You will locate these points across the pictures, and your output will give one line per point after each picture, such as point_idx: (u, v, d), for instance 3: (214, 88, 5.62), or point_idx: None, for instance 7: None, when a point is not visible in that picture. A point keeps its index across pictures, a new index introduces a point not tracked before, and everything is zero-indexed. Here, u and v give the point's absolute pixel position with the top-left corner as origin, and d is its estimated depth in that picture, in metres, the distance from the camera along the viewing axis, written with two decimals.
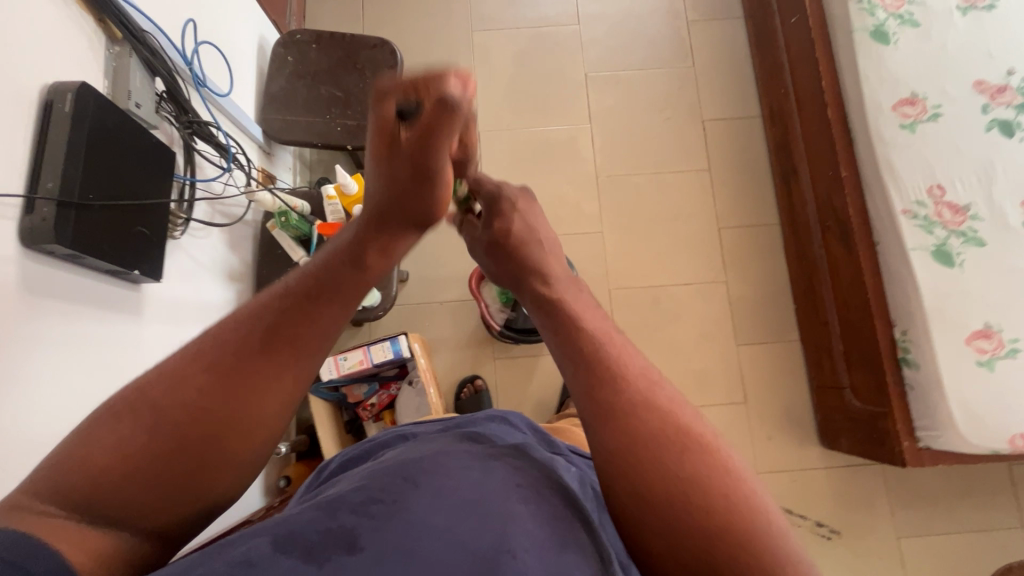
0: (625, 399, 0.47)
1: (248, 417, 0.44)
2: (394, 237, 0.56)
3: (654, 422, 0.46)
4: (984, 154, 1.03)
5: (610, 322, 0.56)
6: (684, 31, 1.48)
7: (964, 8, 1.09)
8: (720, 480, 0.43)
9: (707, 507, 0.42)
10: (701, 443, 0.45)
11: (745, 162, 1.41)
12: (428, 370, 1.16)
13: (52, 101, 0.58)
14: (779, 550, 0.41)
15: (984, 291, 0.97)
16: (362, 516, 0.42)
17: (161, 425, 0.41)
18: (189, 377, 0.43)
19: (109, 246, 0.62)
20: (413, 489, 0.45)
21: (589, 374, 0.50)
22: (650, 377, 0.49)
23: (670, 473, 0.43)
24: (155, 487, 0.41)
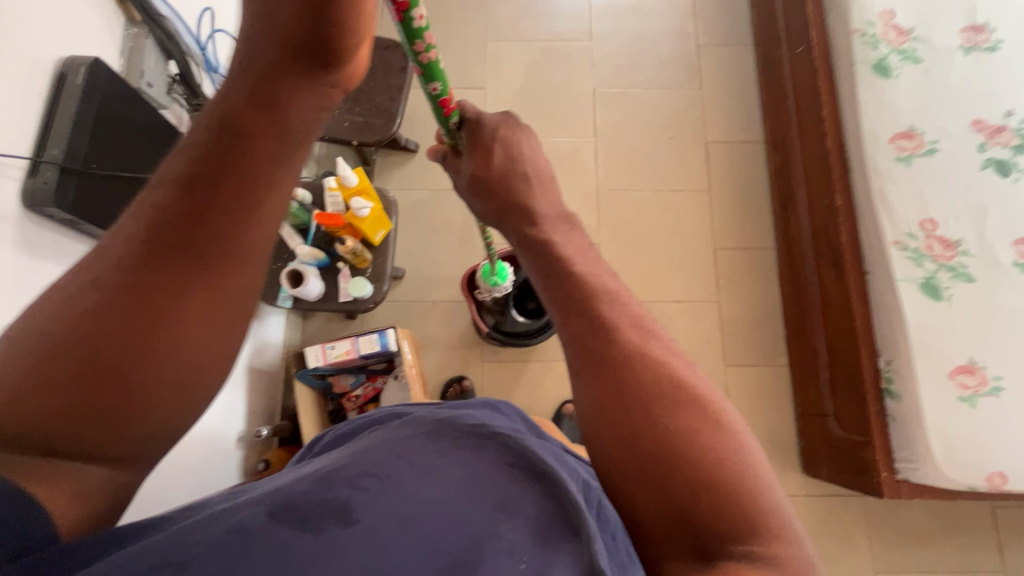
0: (617, 350, 0.46)
1: (166, 316, 0.38)
2: (279, 92, 0.42)
3: (646, 377, 0.44)
4: (978, 192, 1.03)
5: (605, 271, 0.53)
6: (693, 54, 1.51)
7: (966, 47, 1.10)
8: (710, 435, 0.42)
9: (696, 458, 0.41)
10: (692, 399, 0.44)
11: (745, 185, 1.43)
12: (415, 367, 1.17)
13: (66, 72, 0.62)
14: (764, 506, 0.40)
15: (970, 327, 0.97)
16: (357, 490, 0.43)
17: (74, 351, 0.36)
18: (90, 295, 0.37)
19: (106, 215, 0.64)
20: (407, 466, 0.46)
21: (580, 324, 0.47)
22: (642, 329, 0.48)
23: (661, 426, 0.42)
24: (100, 412, 0.37)
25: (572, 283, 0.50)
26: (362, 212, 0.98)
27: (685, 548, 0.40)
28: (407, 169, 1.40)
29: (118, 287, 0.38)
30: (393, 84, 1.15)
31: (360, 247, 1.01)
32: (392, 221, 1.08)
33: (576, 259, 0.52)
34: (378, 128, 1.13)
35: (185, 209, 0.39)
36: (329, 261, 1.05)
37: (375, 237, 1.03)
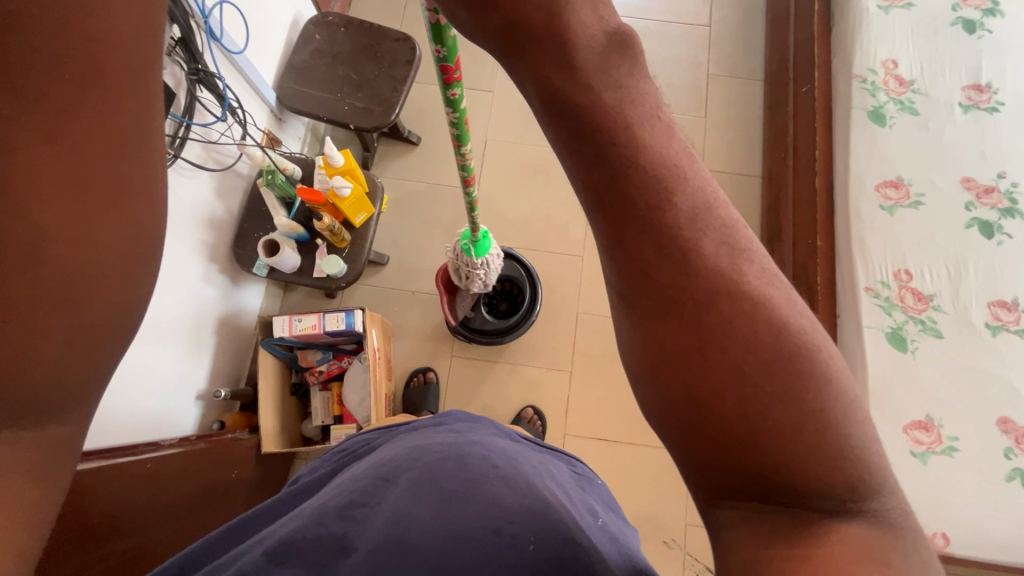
0: (694, 280, 0.31)
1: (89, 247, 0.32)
2: None
3: (730, 317, 0.31)
4: (959, 249, 1.03)
5: (682, 145, 0.33)
6: (703, 83, 1.53)
7: (965, 105, 1.10)
8: (808, 394, 0.31)
9: (790, 418, 0.30)
10: (792, 343, 0.31)
11: (737, 217, 1.43)
12: (381, 351, 1.19)
13: None
14: (863, 466, 0.31)
15: (931, 382, 0.96)
16: (349, 522, 0.50)
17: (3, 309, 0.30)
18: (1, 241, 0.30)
19: None
20: (393, 490, 0.53)
21: (648, 242, 0.31)
22: (732, 245, 0.32)
23: (744, 382, 0.31)
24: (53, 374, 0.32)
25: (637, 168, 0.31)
26: (342, 193, 1.01)
27: (752, 497, 0.32)
28: (406, 160, 1.43)
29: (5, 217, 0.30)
30: (398, 75, 1.18)
31: (338, 226, 1.05)
32: (376, 205, 1.10)
33: (646, 130, 0.32)
34: (376, 115, 1.15)
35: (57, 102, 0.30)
36: (308, 236, 1.08)
37: (355, 219, 1.07)
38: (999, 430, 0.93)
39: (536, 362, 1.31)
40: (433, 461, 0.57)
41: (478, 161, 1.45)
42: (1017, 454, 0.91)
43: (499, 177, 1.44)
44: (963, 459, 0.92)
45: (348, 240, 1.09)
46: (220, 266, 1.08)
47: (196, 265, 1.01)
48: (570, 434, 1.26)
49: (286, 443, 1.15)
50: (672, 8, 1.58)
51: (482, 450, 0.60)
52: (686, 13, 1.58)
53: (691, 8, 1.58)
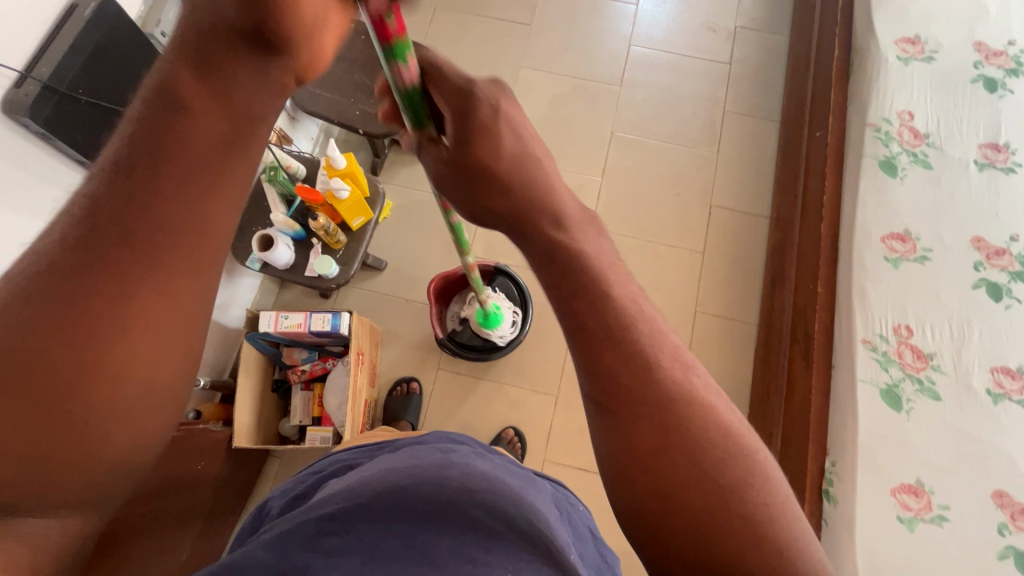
0: (645, 380, 0.37)
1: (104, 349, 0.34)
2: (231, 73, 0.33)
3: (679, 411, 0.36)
4: (964, 310, 0.99)
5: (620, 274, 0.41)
6: (718, 119, 1.52)
7: (982, 163, 1.07)
8: (755, 479, 0.36)
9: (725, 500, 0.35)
10: (723, 434, 0.37)
11: (741, 256, 1.41)
12: (366, 356, 1.18)
13: (76, 5, 0.68)
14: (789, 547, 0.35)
15: (924, 445, 0.92)
16: (315, 553, 0.42)
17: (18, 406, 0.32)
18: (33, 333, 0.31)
19: (81, 136, 0.69)
20: (366, 514, 0.45)
21: (613, 352, 0.37)
22: (684, 362, 0.38)
23: (695, 470, 0.35)
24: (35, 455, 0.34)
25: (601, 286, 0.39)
26: (340, 195, 1.02)
27: None
28: (415, 169, 1.44)
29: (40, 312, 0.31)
30: None
31: (334, 227, 1.05)
32: (375, 211, 1.11)
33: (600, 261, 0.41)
34: (386, 121, 1.17)
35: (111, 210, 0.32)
36: (305, 235, 1.08)
37: (352, 222, 1.07)
38: (994, 504, 0.88)
39: (523, 383, 1.29)
40: (410, 476, 0.50)
41: None
42: (1011, 531, 0.86)
43: None
44: (953, 530, 0.87)
45: (343, 242, 1.09)
46: None
47: None
48: (549, 461, 1.23)
49: (260, 440, 1.14)
50: (694, 43, 1.59)
51: (468, 467, 0.53)
52: (709, 48, 1.58)
53: (714, 45, 1.59)
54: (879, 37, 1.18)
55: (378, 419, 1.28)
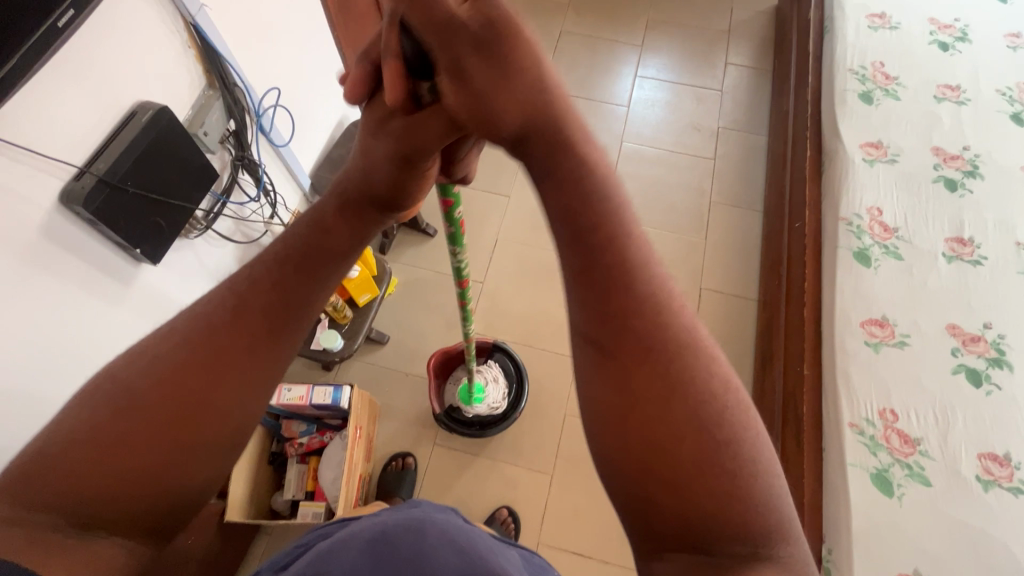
0: (650, 329, 0.37)
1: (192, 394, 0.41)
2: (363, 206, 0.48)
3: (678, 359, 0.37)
4: (946, 395, 1.02)
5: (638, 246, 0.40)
6: (705, 208, 1.63)
7: (949, 255, 1.15)
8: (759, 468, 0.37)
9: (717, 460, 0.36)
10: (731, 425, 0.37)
11: (731, 337, 1.46)
12: (364, 429, 1.20)
13: (136, 112, 0.78)
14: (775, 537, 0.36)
15: (920, 533, 0.92)
16: None
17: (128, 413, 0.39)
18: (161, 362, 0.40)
19: (123, 222, 0.77)
20: (350, 562, 0.49)
21: (612, 326, 0.38)
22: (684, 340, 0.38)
23: (685, 430, 0.36)
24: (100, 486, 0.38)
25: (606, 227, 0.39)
26: (350, 274, 1.10)
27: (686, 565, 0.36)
28: (420, 249, 1.54)
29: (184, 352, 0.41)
30: None
31: (342, 303, 1.12)
32: (381, 288, 1.18)
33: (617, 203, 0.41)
34: None
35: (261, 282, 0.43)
36: None
37: (359, 298, 1.14)
38: None
39: (518, 460, 1.29)
40: (392, 527, 0.53)
41: (487, 256, 1.55)
42: None
43: (504, 273, 1.53)
44: None
45: (349, 317, 1.15)
46: None
47: None
48: (543, 544, 1.21)
49: (252, 515, 1.13)
50: (680, 141, 1.74)
51: (445, 521, 0.56)
52: (694, 146, 1.73)
53: (698, 142, 1.74)
54: (845, 141, 1.31)
55: (371, 495, 1.27)
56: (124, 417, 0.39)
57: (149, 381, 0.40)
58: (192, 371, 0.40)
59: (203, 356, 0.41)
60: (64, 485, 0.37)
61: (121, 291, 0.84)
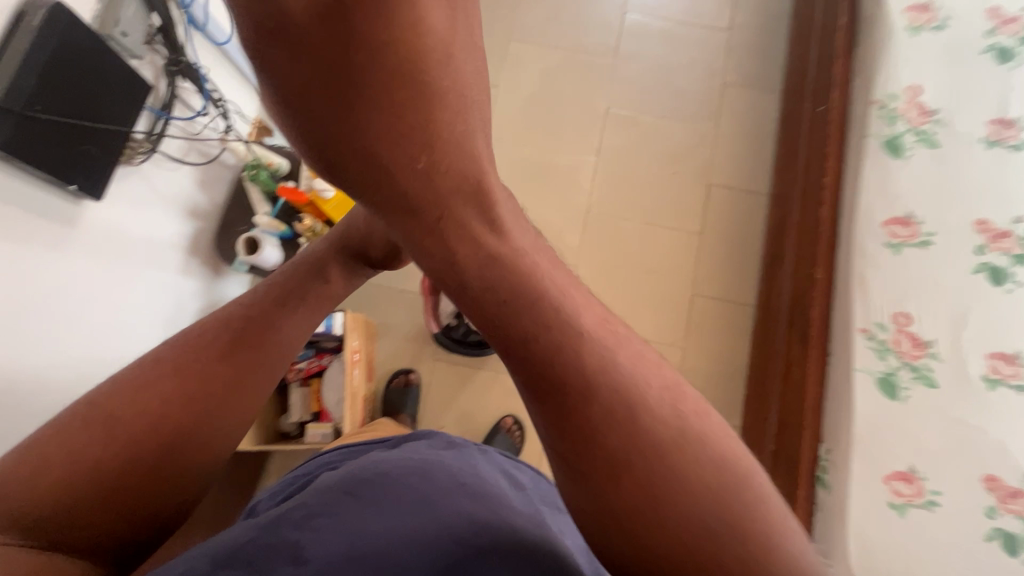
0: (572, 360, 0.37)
1: (169, 412, 0.49)
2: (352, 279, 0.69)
3: (608, 390, 0.36)
4: (963, 296, 0.98)
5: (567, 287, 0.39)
6: (717, 91, 1.46)
7: (989, 140, 1.03)
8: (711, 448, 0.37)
9: (683, 479, 0.36)
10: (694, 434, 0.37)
11: (739, 236, 1.38)
12: (362, 352, 1.18)
13: (24, 13, 0.62)
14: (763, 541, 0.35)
15: (919, 433, 0.93)
16: (305, 532, 0.47)
17: (127, 431, 0.47)
18: (154, 384, 0.49)
19: (45, 156, 0.66)
20: (355, 501, 0.50)
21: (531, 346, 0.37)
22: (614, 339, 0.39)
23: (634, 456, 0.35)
24: (95, 495, 0.45)
25: (516, 291, 0.38)
26: (324, 196, 0.99)
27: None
28: None
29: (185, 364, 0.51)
30: None
31: (320, 227, 1.03)
32: None
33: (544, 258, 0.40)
34: None
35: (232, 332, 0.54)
36: (292, 234, 1.06)
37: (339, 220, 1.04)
38: (983, 488, 0.90)
39: None
40: (395, 471, 0.55)
41: None
42: (999, 514, 0.88)
43: None
44: (943, 515, 0.89)
45: None
46: (201, 260, 1.06)
47: (175, 258, 0.99)
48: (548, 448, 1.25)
49: (261, 438, 1.14)
50: (693, 8, 1.51)
51: (448, 467, 0.58)
52: (707, 14, 1.50)
53: (713, 10, 1.51)
54: (888, 3, 1.12)
55: (377, 411, 1.28)
56: (112, 438, 0.46)
57: (138, 402, 0.48)
58: (172, 397, 0.49)
59: (192, 388, 0.50)
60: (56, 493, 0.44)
61: (67, 233, 0.75)
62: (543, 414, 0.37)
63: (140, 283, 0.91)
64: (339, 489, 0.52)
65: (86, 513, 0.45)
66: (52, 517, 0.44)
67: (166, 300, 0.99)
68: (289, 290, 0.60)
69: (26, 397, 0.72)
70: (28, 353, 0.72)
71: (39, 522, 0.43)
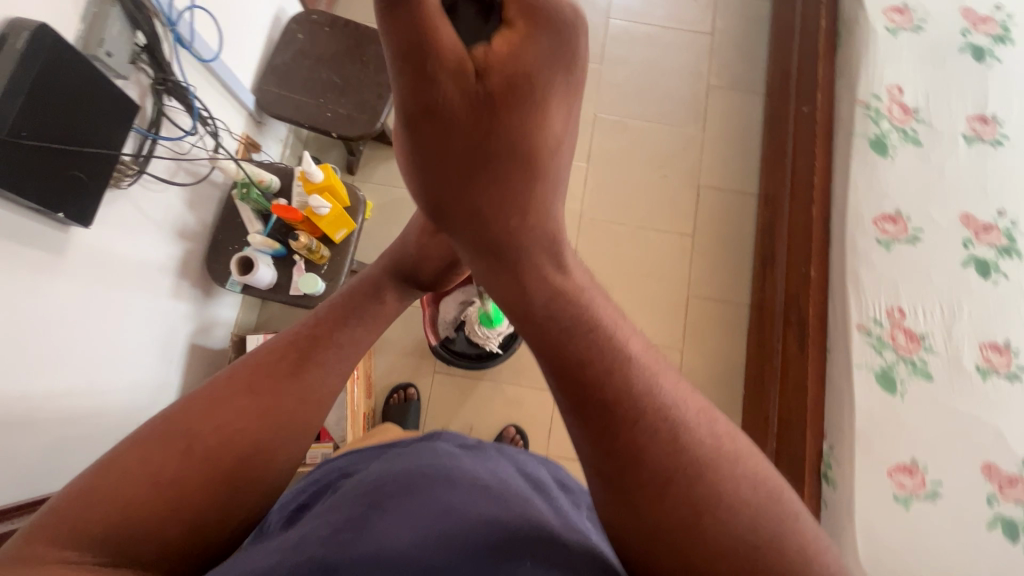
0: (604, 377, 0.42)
1: (247, 430, 0.50)
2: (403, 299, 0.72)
3: (641, 408, 0.41)
4: (954, 289, 1.00)
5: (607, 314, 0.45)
6: (703, 94, 1.48)
7: (970, 137, 1.07)
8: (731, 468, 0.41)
9: (687, 478, 0.40)
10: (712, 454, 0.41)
11: (730, 236, 1.40)
12: (360, 369, 1.16)
13: (6, 36, 0.60)
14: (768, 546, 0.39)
15: (919, 426, 0.95)
16: (331, 547, 0.44)
17: (202, 449, 0.48)
18: (227, 401, 0.51)
19: (31, 183, 0.63)
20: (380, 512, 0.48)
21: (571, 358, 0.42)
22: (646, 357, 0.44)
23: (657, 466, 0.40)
24: (171, 518, 0.45)
25: (549, 323, 0.43)
26: (320, 212, 0.97)
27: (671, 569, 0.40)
28: (392, 166, 1.38)
29: (258, 378, 0.53)
30: (383, 80, 1.13)
31: (316, 243, 1.01)
32: (357, 220, 1.06)
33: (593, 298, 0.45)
34: (360, 123, 1.11)
35: (296, 351, 0.56)
36: (286, 252, 1.03)
37: (334, 235, 1.02)
38: (983, 476, 0.92)
39: (521, 380, 1.29)
40: (418, 479, 0.52)
41: None
42: (999, 501, 0.90)
43: None
44: (946, 505, 0.91)
45: (327, 256, 1.04)
46: (191, 281, 1.03)
47: (165, 280, 0.96)
48: (552, 456, 1.24)
49: None
50: (674, 14, 1.53)
51: (473, 471, 0.55)
52: (689, 18, 1.53)
53: (694, 15, 1.53)
54: (867, 6, 1.14)
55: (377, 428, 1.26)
56: (187, 458, 0.47)
57: (210, 420, 0.50)
58: (248, 412, 0.51)
59: (262, 395, 0.52)
60: (110, 517, 0.44)
61: (54, 262, 0.72)
62: (572, 417, 0.43)
63: (130, 309, 0.88)
64: (362, 501, 0.50)
65: (161, 532, 0.45)
66: (129, 538, 0.44)
67: (157, 324, 0.96)
68: (348, 305, 0.63)
69: (12, 436, 0.69)
70: (17, 388, 0.69)
71: (109, 542, 0.43)
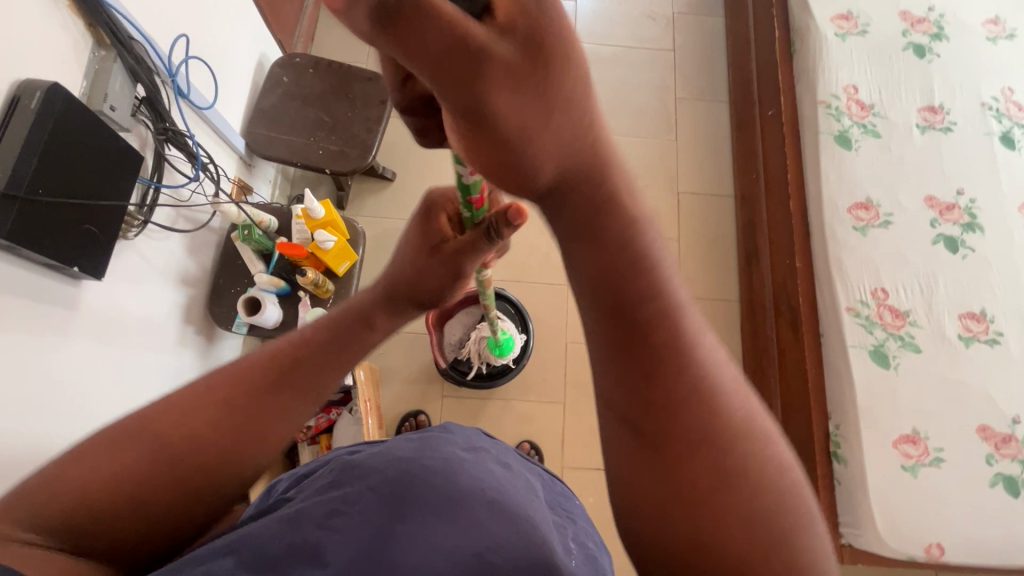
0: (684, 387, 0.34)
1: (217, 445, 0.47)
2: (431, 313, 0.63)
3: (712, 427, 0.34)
4: (928, 266, 1.07)
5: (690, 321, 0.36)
6: (672, 106, 1.56)
7: (922, 126, 1.16)
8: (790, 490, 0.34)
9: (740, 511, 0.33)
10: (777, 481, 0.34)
11: (713, 237, 1.46)
12: (371, 400, 1.16)
13: (18, 96, 0.60)
14: None
15: (915, 397, 1.00)
16: (325, 532, 0.42)
17: (167, 451, 0.45)
18: (202, 407, 0.48)
19: (48, 239, 0.63)
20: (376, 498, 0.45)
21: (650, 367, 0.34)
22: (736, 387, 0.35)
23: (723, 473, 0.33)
24: (125, 516, 0.43)
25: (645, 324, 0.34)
26: (325, 245, 0.99)
27: None
28: (382, 198, 1.41)
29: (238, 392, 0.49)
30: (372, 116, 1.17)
31: (321, 277, 1.01)
32: (358, 252, 1.07)
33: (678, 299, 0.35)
34: (352, 157, 1.13)
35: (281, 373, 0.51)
36: (290, 289, 1.03)
37: (339, 268, 1.03)
38: (979, 438, 0.97)
39: (529, 396, 1.30)
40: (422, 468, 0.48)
41: None
42: (997, 460, 0.96)
43: None
44: (950, 470, 0.96)
45: (332, 289, 1.04)
46: (195, 327, 1.02)
47: (171, 328, 0.95)
48: (568, 468, 1.25)
49: None
50: (636, 34, 1.62)
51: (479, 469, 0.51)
52: (651, 36, 1.62)
53: (655, 34, 1.62)
54: (816, 15, 1.24)
55: None
56: (149, 459, 0.44)
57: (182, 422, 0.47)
58: (216, 426, 0.47)
59: (231, 406, 0.48)
60: (83, 503, 0.42)
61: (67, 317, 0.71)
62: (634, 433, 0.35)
63: (139, 359, 0.87)
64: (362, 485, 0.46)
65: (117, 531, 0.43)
66: (79, 525, 0.42)
67: (164, 374, 0.94)
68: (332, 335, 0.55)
69: None
70: (39, 449, 0.67)
71: (68, 529, 0.42)
